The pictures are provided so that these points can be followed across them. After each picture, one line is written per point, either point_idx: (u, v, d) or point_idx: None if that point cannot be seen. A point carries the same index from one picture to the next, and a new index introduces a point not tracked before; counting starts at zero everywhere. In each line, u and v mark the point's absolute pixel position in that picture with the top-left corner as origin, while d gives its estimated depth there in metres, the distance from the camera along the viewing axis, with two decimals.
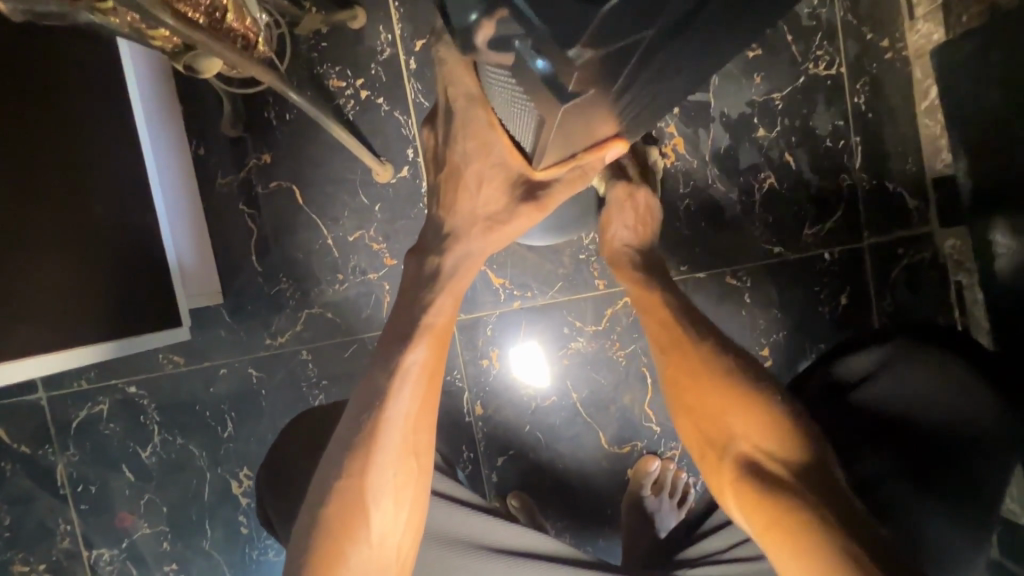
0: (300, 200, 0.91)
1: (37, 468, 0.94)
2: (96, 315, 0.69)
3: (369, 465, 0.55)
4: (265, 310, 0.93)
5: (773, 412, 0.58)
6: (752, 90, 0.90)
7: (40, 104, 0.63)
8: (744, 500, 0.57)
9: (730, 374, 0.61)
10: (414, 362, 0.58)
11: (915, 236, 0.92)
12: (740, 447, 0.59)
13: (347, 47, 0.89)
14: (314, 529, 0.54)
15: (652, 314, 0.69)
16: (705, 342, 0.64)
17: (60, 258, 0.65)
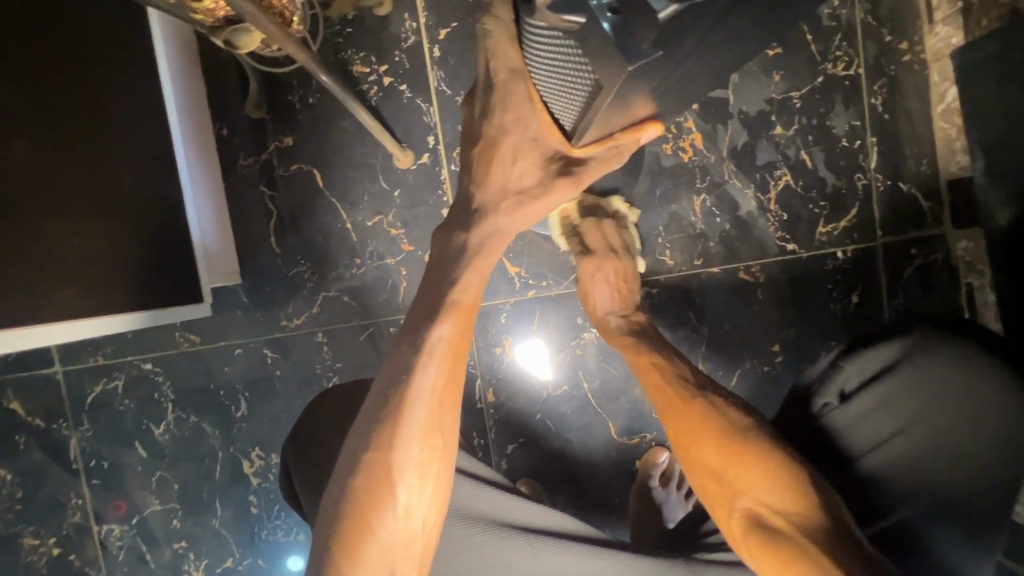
0: (321, 183, 0.92)
1: (50, 442, 0.95)
2: (117, 285, 0.69)
3: (397, 440, 0.56)
4: (282, 291, 0.94)
5: (775, 462, 0.59)
6: (770, 88, 0.91)
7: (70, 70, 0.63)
8: (757, 549, 0.57)
9: (726, 430, 0.63)
10: (439, 338, 0.59)
11: (928, 236, 0.93)
12: (746, 503, 0.59)
13: (372, 34, 0.90)
14: (342, 502, 0.56)
15: (647, 372, 0.72)
16: (700, 398, 0.66)
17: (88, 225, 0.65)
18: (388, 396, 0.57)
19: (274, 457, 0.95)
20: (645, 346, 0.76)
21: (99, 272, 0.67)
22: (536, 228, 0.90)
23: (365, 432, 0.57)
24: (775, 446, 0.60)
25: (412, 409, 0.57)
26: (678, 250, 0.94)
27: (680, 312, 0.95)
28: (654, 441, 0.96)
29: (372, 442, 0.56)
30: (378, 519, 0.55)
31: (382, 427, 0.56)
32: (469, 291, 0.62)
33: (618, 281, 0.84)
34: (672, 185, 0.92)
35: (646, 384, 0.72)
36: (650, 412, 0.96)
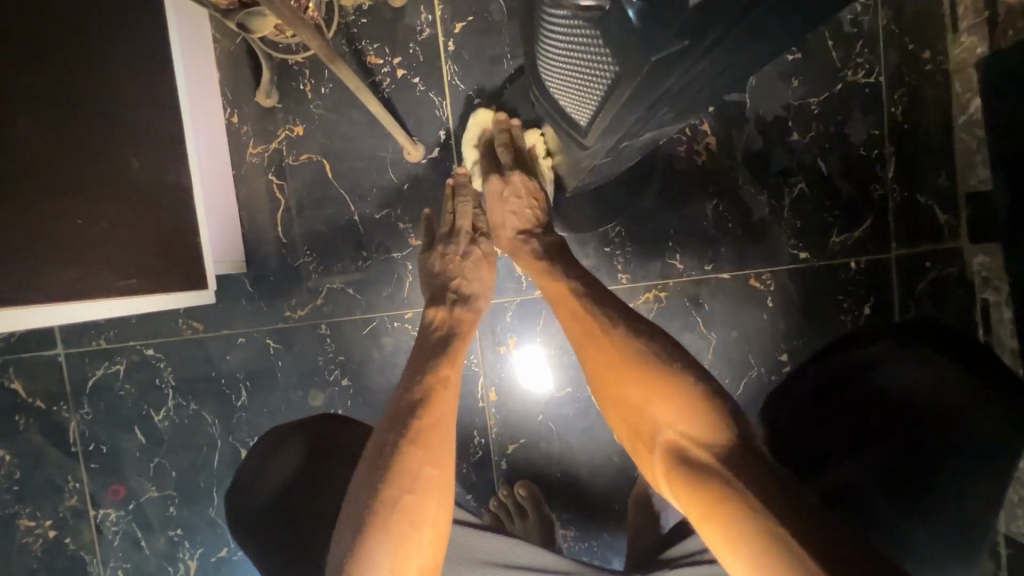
0: (330, 174, 0.91)
1: (50, 424, 0.94)
2: (125, 268, 0.68)
3: (407, 486, 0.51)
4: (287, 281, 0.93)
5: (692, 387, 0.50)
6: (789, 93, 0.90)
7: (88, 58, 0.64)
8: (681, 498, 0.48)
9: (643, 356, 0.53)
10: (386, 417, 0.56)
11: (943, 250, 0.91)
12: (666, 434, 0.50)
13: (387, 25, 0.89)
14: (338, 568, 0.48)
15: (562, 304, 0.61)
16: (621, 323, 0.56)
17: (110, 210, 0.66)
18: (392, 452, 0.52)
19: None
20: (559, 270, 0.64)
21: (116, 258, 0.67)
22: None
23: (369, 488, 0.51)
24: (692, 377, 0.51)
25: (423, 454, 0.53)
26: (687, 254, 0.92)
27: (687, 318, 0.93)
28: None
29: (370, 506, 0.50)
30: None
31: (399, 472, 0.51)
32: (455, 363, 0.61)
33: (528, 199, 0.70)
34: (684, 188, 0.91)
35: (562, 319, 0.61)
36: None
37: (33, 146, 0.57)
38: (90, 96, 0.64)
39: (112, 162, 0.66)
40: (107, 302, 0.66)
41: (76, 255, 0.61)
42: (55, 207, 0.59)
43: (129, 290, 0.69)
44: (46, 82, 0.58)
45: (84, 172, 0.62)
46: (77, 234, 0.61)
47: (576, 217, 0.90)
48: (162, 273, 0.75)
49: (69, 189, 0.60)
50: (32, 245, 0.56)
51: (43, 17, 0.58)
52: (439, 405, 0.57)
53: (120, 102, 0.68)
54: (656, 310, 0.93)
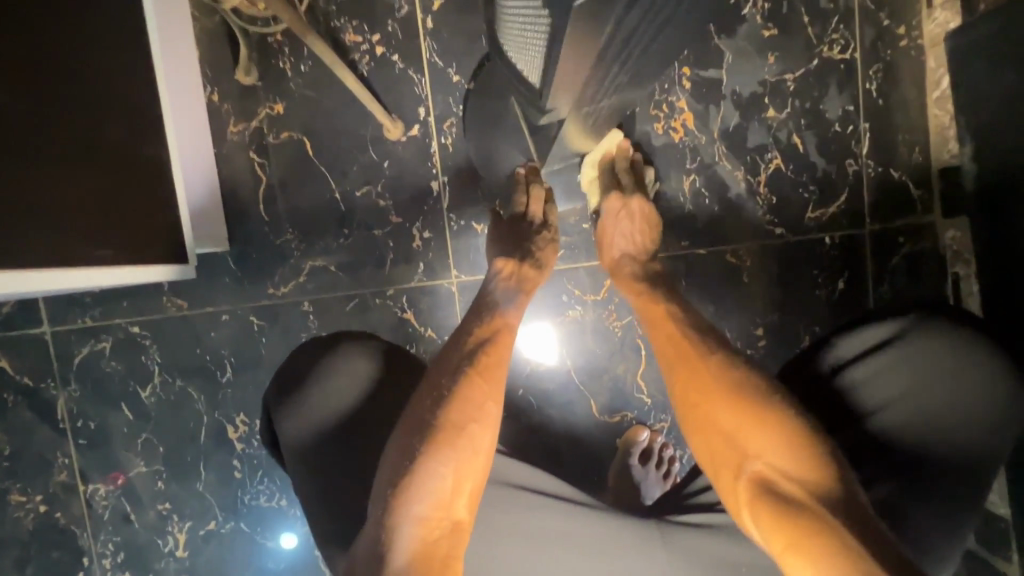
0: (309, 153, 0.92)
1: (38, 401, 0.96)
2: (105, 239, 0.69)
3: (462, 401, 0.59)
4: (269, 259, 0.94)
5: (790, 425, 0.55)
6: (765, 69, 0.90)
7: (65, 30, 0.65)
8: (763, 515, 0.51)
9: (739, 387, 0.59)
10: (451, 355, 0.65)
11: (917, 225, 0.93)
12: (755, 466, 0.54)
13: (365, 2, 0.90)
14: (403, 466, 0.55)
15: (660, 332, 0.70)
16: (723, 360, 0.62)
17: (88, 181, 0.67)
18: (454, 375, 0.61)
19: (258, 424, 0.96)
20: (660, 297, 0.74)
21: (96, 228, 0.68)
22: None
23: (432, 405, 0.59)
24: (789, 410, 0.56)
25: (480, 376, 0.62)
26: (666, 230, 0.93)
27: None
28: (635, 420, 0.97)
29: (434, 426, 0.57)
30: (429, 484, 0.54)
31: (459, 389, 0.60)
32: (512, 308, 0.73)
33: (640, 223, 0.82)
34: (662, 165, 0.92)
35: (657, 342, 0.69)
36: (631, 391, 0.96)
37: (11, 113, 0.57)
38: (62, 65, 0.64)
39: (90, 134, 0.67)
40: (87, 275, 0.67)
41: (57, 224, 0.62)
42: (30, 176, 0.59)
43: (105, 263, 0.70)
44: (23, 50, 0.59)
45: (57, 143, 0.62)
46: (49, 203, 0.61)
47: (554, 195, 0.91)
48: (140, 245, 0.76)
49: (48, 158, 0.61)
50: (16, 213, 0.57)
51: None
52: (500, 347, 0.67)
53: (93, 73, 0.68)
54: None
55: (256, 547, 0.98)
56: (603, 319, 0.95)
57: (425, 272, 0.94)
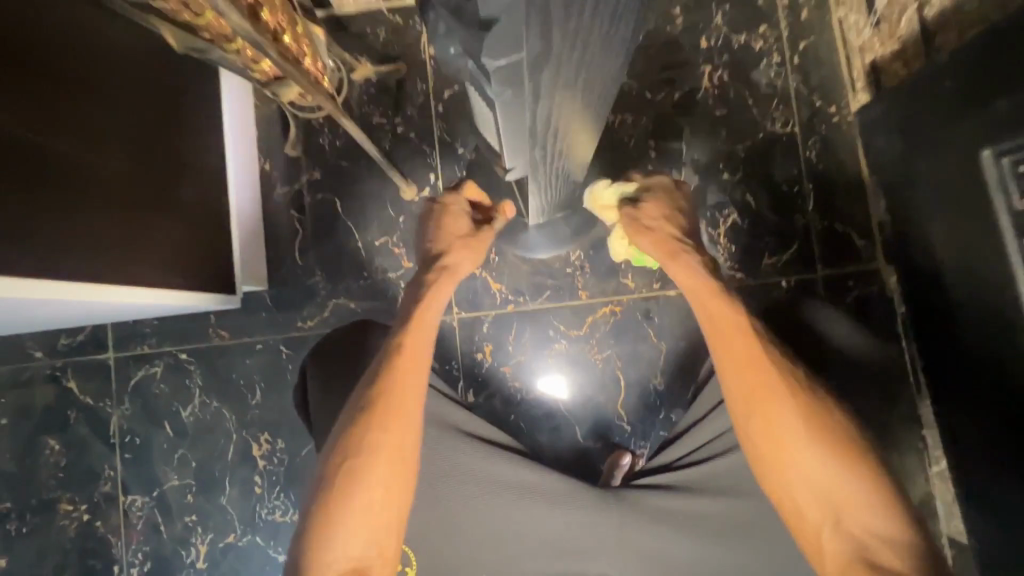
0: (339, 210, 1.12)
1: (96, 418, 1.11)
2: (148, 261, 0.83)
3: (374, 441, 0.68)
4: (300, 297, 1.11)
5: (871, 478, 0.63)
6: (717, 141, 1.08)
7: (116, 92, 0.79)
8: (827, 538, 0.63)
9: (826, 440, 0.64)
10: (369, 378, 0.72)
11: (864, 270, 1.05)
12: (843, 523, 0.63)
13: (390, 94, 1.12)
14: (314, 490, 0.68)
15: (732, 351, 0.69)
16: (808, 404, 0.66)
17: (132, 215, 0.80)
18: (358, 401, 0.70)
19: (280, 441, 1.08)
20: (728, 301, 0.72)
21: (140, 251, 0.82)
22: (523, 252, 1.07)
23: (341, 434, 0.69)
24: (870, 460, 0.64)
25: (390, 406, 0.69)
26: (638, 274, 1.07)
27: (641, 330, 1.07)
28: (617, 445, 1.05)
29: (335, 456, 0.68)
30: (328, 507, 0.66)
31: (358, 417, 0.69)
32: (409, 321, 0.75)
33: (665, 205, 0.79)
34: None
35: (727, 364, 0.69)
36: (613, 418, 1.06)
37: (76, 159, 0.72)
38: (112, 120, 0.78)
39: (137, 175, 0.82)
40: (147, 292, 0.82)
41: (107, 249, 0.76)
42: (95, 214, 0.74)
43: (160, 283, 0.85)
44: (84, 111, 0.74)
45: (123, 194, 0.79)
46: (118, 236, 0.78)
47: (539, 243, 1.07)
48: (177, 267, 0.89)
49: (100, 196, 0.75)
50: (79, 239, 0.71)
51: (92, 75, 0.76)
52: (411, 352, 0.72)
53: (142, 127, 0.83)
54: (612, 322, 1.07)
55: (269, 560, 1.07)
56: (586, 351, 1.07)
57: None
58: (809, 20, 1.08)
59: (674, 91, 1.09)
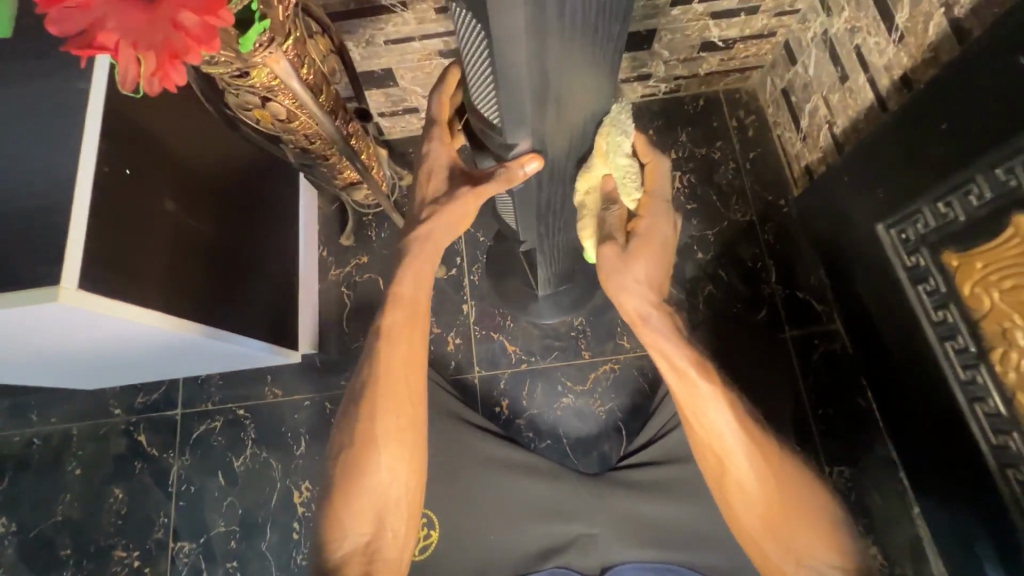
0: (381, 286, 1.32)
1: (158, 469, 1.26)
2: (186, 299, 0.81)
3: (381, 427, 0.76)
4: (345, 360, 1.30)
5: (815, 507, 0.73)
6: (691, 228, 1.32)
7: (180, 141, 0.83)
8: (775, 551, 0.73)
9: (779, 470, 0.74)
10: (365, 358, 0.79)
11: (826, 330, 1.23)
12: (795, 552, 0.72)
13: None
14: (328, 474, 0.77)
15: (688, 395, 0.74)
16: (764, 433, 0.75)
17: (176, 253, 0.79)
18: (359, 386, 0.77)
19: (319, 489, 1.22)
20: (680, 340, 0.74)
21: (182, 288, 0.80)
22: (534, 318, 1.26)
23: (348, 421, 0.78)
24: (812, 492, 0.74)
25: (389, 392, 0.76)
26: (633, 337, 1.26)
27: (637, 384, 1.24)
28: None
29: (347, 447, 0.76)
30: (346, 487, 0.75)
31: (363, 400, 0.77)
32: (395, 306, 0.77)
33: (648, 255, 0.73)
34: None
35: (681, 404, 0.75)
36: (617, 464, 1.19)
37: (138, 190, 0.73)
38: (176, 166, 0.81)
39: (191, 217, 0.83)
40: (183, 322, 0.78)
41: (150, 277, 0.74)
42: (144, 240, 0.73)
43: (229, 325, 0.89)
44: (155, 154, 0.77)
45: (199, 239, 0.84)
46: (190, 281, 0.82)
47: (548, 312, 1.25)
48: (209, 311, 0.85)
49: (157, 226, 0.76)
50: (136, 263, 0.71)
51: (149, 114, 0.77)
52: (410, 321, 0.77)
53: (202, 178, 0.87)
54: (613, 378, 1.24)
55: None
56: (590, 404, 1.23)
57: (455, 369, 1.26)
58: (756, 135, 1.36)
59: None
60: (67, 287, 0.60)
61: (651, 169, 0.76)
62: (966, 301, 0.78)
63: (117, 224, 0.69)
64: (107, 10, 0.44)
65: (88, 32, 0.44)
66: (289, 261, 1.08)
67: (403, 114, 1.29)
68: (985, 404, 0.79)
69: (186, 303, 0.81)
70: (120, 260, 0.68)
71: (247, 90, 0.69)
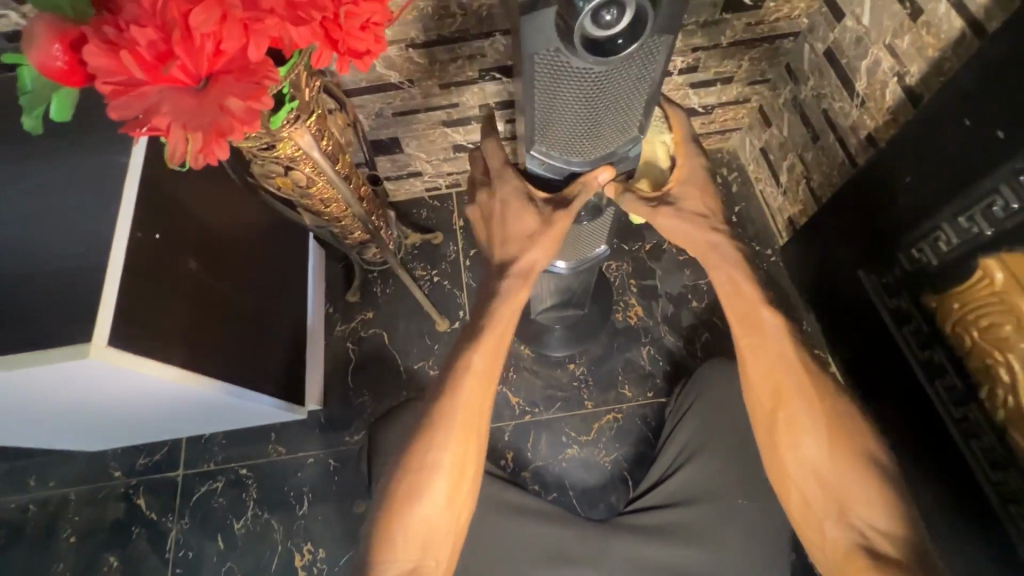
0: (386, 341, 1.35)
1: (156, 533, 1.23)
2: (199, 354, 0.83)
3: (441, 457, 0.73)
4: (349, 415, 1.30)
5: (871, 464, 0.72)
6: (684, 277, 1.35)
7: (206, 210, 0.89)
8: (816, 496, 0.74)
9: (834, 417, 0.74)
10: (440, 377, 0.76)
11: None
12: (840, 502, 0.72)
13: (429, 252, 1.43)
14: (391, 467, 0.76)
15: (745, 326, 0.78)
16: (820, 378, 0.76)
17: (193, 309, 0.82)
18: (432, 406, 0.75)
19: (321, 551, 1.20)
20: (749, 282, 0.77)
21: (197, 344, 0.83)
22: (541, 349, 1.29)
23: (411, 444, 0.75)
24: (870, 447, 0.73)
25: (460, 425, 0.73)
26: (634, 385, 1.28)
27: (641, 434, 1.24)
28: None
29: (406, 470, 0.74)
30: (398, 499, 0.74)
31: (431, 423, 0.74)
32: (479, 341, 0.74)
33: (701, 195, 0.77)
34: (626, 340, 1.31)
35: (739, 334, 0.78)
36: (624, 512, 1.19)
37: (164, 255, 0.78)
38: (200, 232, 0.86)
39: (212, 280, 0.88)
40: (192, 376, 0.81)
41: (166, 332, 0.77)
42: (165, 298, 0.77)
43: (233, 382, 0.91)
44: (181, 221, 0.82)
45: (217, 299, 0.89)
46: (203, 339, 0.84)
47: (553, 344, 1.29)
48: (218, 364, 0.88)
49: (178, 286, 0.80)
50: (155, 320, 0.74)
51: (177, 185, 0.83)
52: (491, 350, 0.74)
53: (223, 243, 0.92)
54: (616, 427, 1.25)
55: None
56: (595, 454, 1.23)
57: None
58: (740, 190, 1.43)
59: (645, 243, 1.38)
60: (98, 344, 0.65)
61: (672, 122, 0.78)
62: (949, 340, 0.84)
63: (145, 284, 0.73)
64: (162, 96, 0.48)
65: (144, 116, 0.49)
66: (296, 315, 1.11)
67: (408, 177, 1.38)
68: (980, 441, 0.81)
69: (198, 357, 0.83)
70: (140, 317, 0.72)
71: (272, 161, 0.75)
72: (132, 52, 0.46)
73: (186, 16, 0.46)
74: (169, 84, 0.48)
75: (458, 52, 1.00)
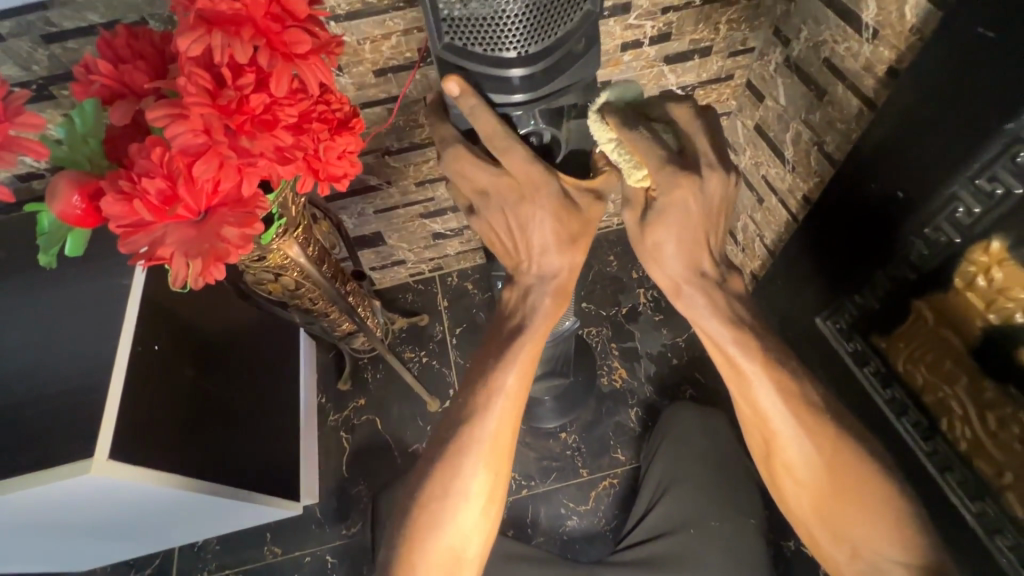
0: (378, 427, 1.37)
1: None
2: (190, 459, 0.85)
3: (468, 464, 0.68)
4: (346, 507, 1.29)
5: (876, 495, 0.70)
6: (663, 337, 1.41)
7: (203, 324, 0.95)
8: (827, 533, 0.74)
9: (834, 461, 0.71)
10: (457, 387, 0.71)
11: None
12: (855, 539, 0.72)
13: (417, 334, 1.49)
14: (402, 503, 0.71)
15: (727, 367, 0.74)
16: (815, 420, 0.72)
17: (183, 408, 0.85)
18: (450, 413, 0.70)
19: None
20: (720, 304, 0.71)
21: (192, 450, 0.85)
22: (533, 422, 1.31)
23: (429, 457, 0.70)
24: (873, 479, 0.71)
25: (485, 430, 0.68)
26: (626, 448, 1.30)
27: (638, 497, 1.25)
28: None
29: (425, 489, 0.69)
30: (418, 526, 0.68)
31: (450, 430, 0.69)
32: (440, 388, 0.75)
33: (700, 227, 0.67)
34: (614, 404, 1.34)
35: (729, 379, 0.75)
36: None
37: (158, 364, 0.82)
38: (194, 341, 0.92)
39: (205, 382, 0.92)
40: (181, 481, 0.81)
41: (159, 438, 0.79)
42: (159, 410, 0.80)
43: (227, 482, 0.92)
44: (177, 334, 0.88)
45: (211, 401, 0.92)
46: (198, 443, 0.87)
47: (544, 417, 1.30)
48: (212, 467, 0.89)
49: (172, 392, 0.84)
50: (151, 426, 0.78)
51: (177, 302, 0.89)
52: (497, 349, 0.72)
53: (218, 349, 0.97)
54: (615, 492, 1.25)
55: None
56: (595, 522, 1.23)
57: None
58: None
59: (622, 307, 1.45)
60: (99, 459, 0.68)
61: (690, 129, 0.66)
62: (904, 377, 0.90)
63: (145, 396, 0.78)
64: (168, 229, 0.56)
65: (149, 248, 0.56)
66: (290, 407, 1.14)
67: (391, 266, 1.46)
68: (954, 473, 0.84)
69: (190, 461, 0.85)
70: (134, 428, 0.75)
71: (264, 271, 0.83)
72: (144, 200, 0.54)
73: (190, 166, 0.54)
74: (174, 219, 0.56)
75: (428, 155, 1.11)
